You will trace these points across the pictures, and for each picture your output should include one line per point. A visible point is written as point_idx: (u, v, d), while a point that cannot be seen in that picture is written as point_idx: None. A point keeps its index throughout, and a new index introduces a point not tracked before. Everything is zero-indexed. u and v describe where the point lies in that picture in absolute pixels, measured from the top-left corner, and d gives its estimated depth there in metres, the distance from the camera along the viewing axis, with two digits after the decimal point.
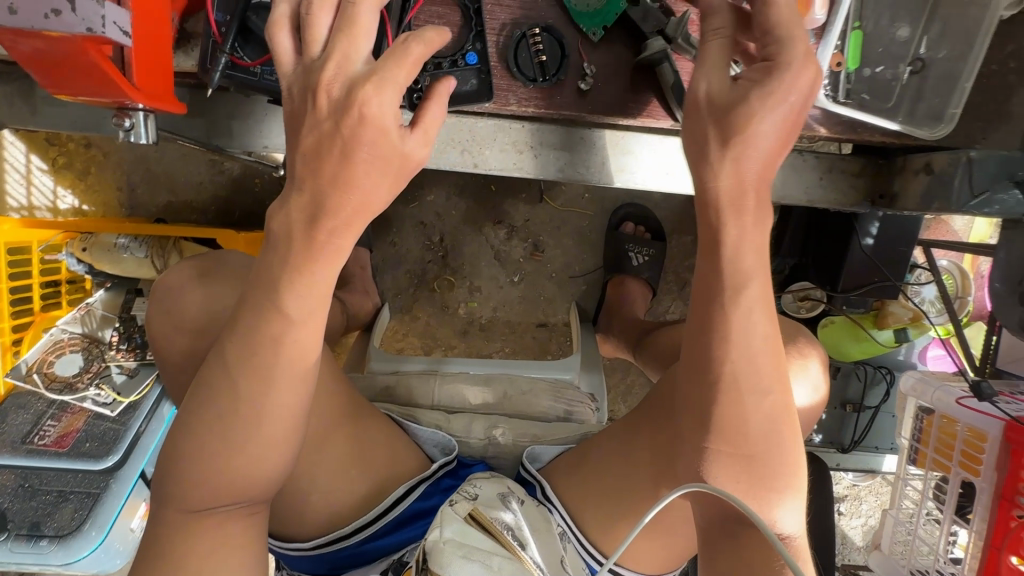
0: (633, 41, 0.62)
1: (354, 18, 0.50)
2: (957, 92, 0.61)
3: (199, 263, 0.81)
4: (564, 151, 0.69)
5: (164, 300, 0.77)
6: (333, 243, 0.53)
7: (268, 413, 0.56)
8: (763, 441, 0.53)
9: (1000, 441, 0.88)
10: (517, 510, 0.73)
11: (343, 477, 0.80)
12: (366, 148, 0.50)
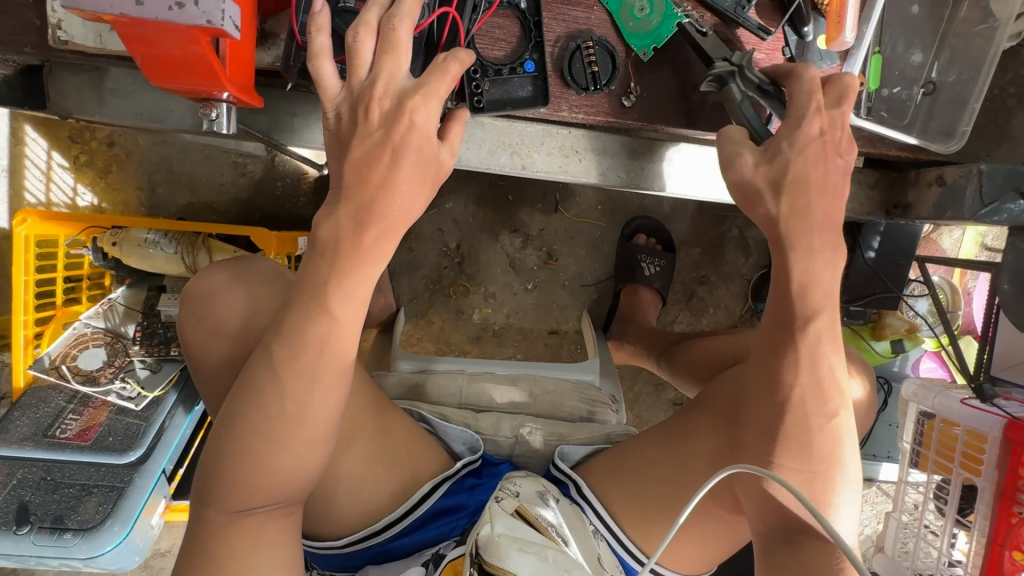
0: (677, 57, 0.67)
1: (394, 38, 0.56)
2: (966, 112, 0.68)
3: (227, 270, 0.75)
4: (606, 156, 0.74)
5: (194, 309, 0.72)
6: (379, 246, 0.56)
7: (317, 400, 0.56)
8: (793, 424, 0.58)
9: (999, 440, 0.93)
10: (556, 508, 0.78)
11: (376, 472, 0.81)
12: (411, 157, 0.56)
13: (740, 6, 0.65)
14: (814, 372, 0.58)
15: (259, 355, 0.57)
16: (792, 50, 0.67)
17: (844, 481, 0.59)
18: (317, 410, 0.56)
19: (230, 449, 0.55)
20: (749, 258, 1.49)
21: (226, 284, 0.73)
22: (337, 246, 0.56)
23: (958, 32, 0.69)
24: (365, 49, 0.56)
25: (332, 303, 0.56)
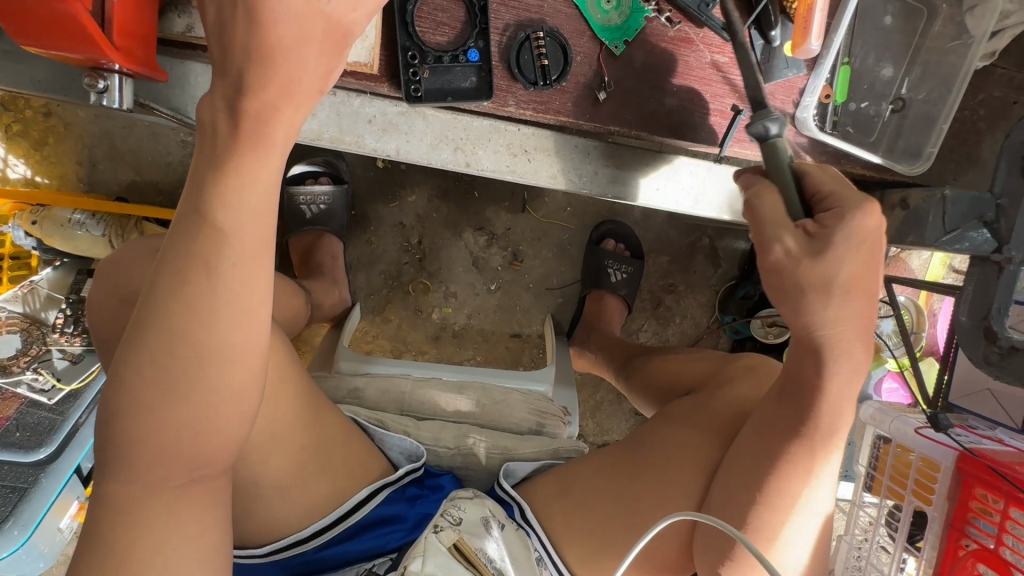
0: (634, 58, 0.63)
1: None
2: (933, 133, 0.65)
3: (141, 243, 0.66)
4: (558, 157, 0.69)
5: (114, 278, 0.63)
6: (259, 135, 0.44)
7: (224, 366, 0.44)
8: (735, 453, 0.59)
9: (952, 470, 0.91)
10: (498, 538, 0.75)
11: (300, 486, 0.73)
12: (282, 13, 0.43)
13: (704, 3, 0.61)
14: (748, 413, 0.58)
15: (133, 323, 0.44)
16: (757, 55, 0.63)
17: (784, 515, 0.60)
18: (222, 379, 0.44)
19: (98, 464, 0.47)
20: (718, 269, 1.46)
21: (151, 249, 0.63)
22: (207, 146, 0.44)
23: (931, 47, 0.66)
24: None
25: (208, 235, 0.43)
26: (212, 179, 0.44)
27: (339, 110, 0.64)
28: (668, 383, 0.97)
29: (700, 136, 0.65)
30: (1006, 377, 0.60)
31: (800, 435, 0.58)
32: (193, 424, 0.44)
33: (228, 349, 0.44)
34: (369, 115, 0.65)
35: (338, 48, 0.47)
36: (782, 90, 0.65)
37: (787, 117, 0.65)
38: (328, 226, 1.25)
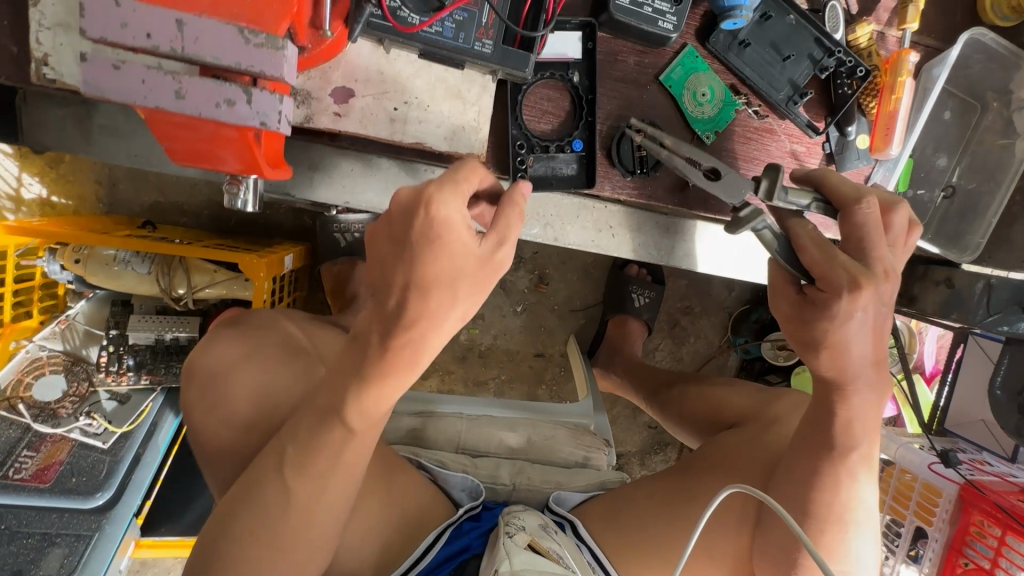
0: (724, 147, 0.66)
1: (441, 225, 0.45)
2: (981, 225, 0.70)
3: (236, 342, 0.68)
4: (641, 234, 0.72)
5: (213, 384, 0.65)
6: (403, 360, 0.49)
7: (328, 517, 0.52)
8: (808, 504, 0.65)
9: (954, 498, 1.01)
10: (559, 542, 0.79)
11: (386, 538, 0.76)
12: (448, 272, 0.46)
13: (792, 101, 0.65)
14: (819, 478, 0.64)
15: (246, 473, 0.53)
16: (832, 146, 0.67)
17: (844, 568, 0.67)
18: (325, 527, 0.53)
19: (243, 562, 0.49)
20: (732, 292, 1.54)
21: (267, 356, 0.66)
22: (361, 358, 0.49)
23: (982, 141, 0.72)
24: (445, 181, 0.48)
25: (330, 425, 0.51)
26: (349, 387, 0.50)
27: None
28: (714, 410, 1.01)
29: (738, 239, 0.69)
30: None
31: (849, 462, 0.65)
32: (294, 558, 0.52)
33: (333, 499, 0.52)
34: None
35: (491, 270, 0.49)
36: (850, 178, 0.69)
37: None
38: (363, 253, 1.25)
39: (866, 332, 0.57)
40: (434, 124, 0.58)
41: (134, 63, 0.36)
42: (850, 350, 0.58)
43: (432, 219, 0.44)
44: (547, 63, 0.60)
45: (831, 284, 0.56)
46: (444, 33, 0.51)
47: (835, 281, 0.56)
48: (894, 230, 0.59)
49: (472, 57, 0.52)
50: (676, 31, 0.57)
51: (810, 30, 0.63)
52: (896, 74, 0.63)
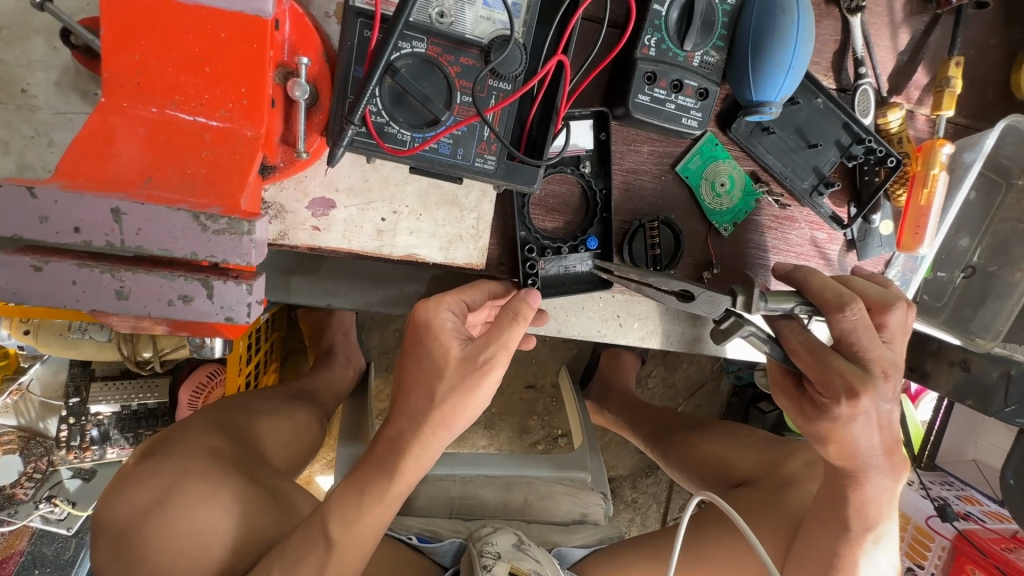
0: (744, 238, 0.61)
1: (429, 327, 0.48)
2: (1002, 313, 0.66)
3: (161, 476, 0.53)
4: (651, 321, 0.67)
5: (125, 542, 0.50)
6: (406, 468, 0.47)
7: None
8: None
9: (947, 545, 1.01)
10: (535, 556, 0.78)
11: None
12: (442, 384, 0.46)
13: (816, 191, 0.60)
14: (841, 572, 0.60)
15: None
16: (853, 233, 0.63)
17: None
18: None
19: None
20: None
21: (203, 498, 0.52)
22: (362, 474, 0.48)
23: (1006, 219, 0.68)
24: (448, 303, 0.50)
25: (309, 552, 0.46)
26: (333, 501, 0.48)
27: (431, 287, 0.59)
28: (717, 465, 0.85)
29: None
30: None
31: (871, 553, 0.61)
32: None
33: None
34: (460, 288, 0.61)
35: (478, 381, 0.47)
36: (871, 264, 0.65)
37: None
38: None
39: (880, 443, 0.50)
40: (427, 234, 0.51)
41: (60, 262, 0.29)
42: (872, 468, 0.55)
43: (417, 327, 0.48)
44: (559, 159, 0.54)
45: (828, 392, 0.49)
46: (439, 147, 0.44)
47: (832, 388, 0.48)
48: (892, 330, 0.52)
49: (472, 174, 0.45)
50: (701, 127, 0.52)
51: (839, 115, 0.57)
52: (928, 165, 0.58)
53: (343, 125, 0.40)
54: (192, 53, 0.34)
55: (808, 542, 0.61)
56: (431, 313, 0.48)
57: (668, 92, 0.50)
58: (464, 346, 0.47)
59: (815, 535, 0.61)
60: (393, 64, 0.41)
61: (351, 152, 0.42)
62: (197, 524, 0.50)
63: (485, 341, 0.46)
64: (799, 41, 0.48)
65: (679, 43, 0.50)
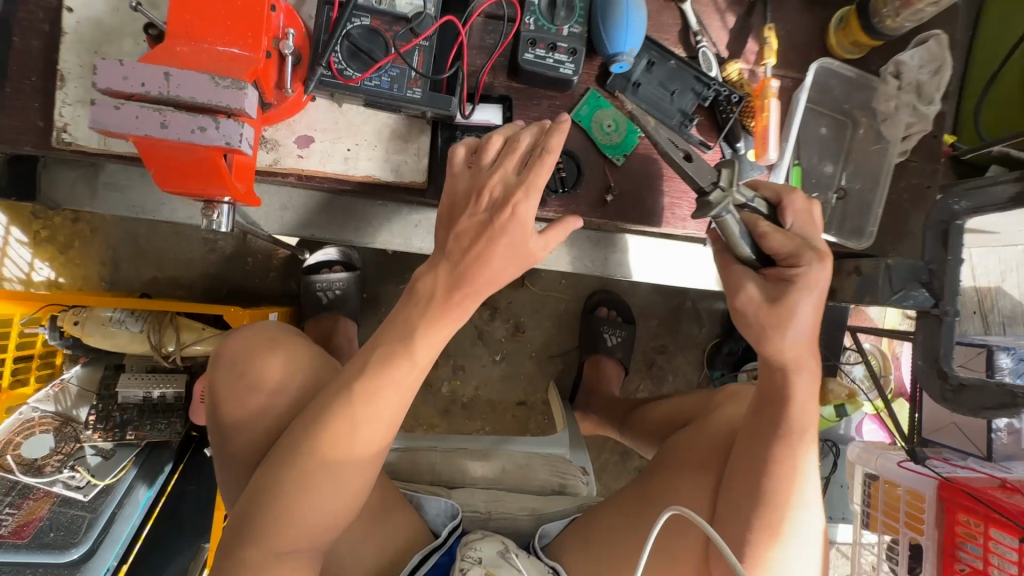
0: (636, 165, 0.78)
1: (519, 209, 0.58)
2: (873, 215, 0.81)
3: (268, 330, 0.77)
4: (573, 248, 0.87)
5: (234, 367, 0.73)
6: (460, 307, 0.61)
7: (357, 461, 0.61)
8: (774, 476, 0.76)
9: (935, 499, 1.01)
10: (518, 564, 0.84)
11: (384, 546, 0.84)
12: (503, 246, 0.59)
13: (683, 125, 0.77)
14: (782, 459, 0.76)
15: (275, 449, 0.62)
16: (728, 160, 0.79)
17: (799, 512, 0.77)
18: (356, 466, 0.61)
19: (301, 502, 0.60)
20: (703, 328, 1.59)
21: (294, 343, 0.76)
22: (415, 308, 0.61)
23: (859, 149, 0.84)
24: (536, 182, 0.58)
25: (329, 410, 0.60)
26: (407, 335, 0.61)
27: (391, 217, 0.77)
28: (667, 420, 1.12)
29: (654, 219, 0.79)
30: (958, 410, 0.71)
31: (796, 433, 0.77)
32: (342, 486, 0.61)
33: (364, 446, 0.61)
34: (415, 221, 0.80)
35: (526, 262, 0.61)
36: None
37: None
38: (342, 310, 1.30)
39: (813, 309, 0.72)
40: (381, 160, 0.70)
41: (134, 105, 0.48)
42: (773, 324, 0.72)
43: (508, 213, 0.57)
44: (474, 126, 0.72)
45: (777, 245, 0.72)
46: (383, 84, 0.64)
47: (786, 241, 0.71)
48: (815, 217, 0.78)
49: (406, 101, 0.65)
50: (575, 74, 0.71)
51: (690, 71, 0.77)
52: (763, 97, 0.75)
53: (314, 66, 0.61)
54: (217, 13, 0.56)
55: (753, 446, 0.78)
56: (527, 202, 0.58)
57: (546, 51, 0.71)
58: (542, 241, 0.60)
59: (758, 431, 0.78)
60: (348, 30, 0.63)
61: (321, 87, 0.63)
62: (288, 355, 0.73)
63: (556, 234, 0.60)
64: (630, 11, 0.69)
65: (551, 19, 0.71)
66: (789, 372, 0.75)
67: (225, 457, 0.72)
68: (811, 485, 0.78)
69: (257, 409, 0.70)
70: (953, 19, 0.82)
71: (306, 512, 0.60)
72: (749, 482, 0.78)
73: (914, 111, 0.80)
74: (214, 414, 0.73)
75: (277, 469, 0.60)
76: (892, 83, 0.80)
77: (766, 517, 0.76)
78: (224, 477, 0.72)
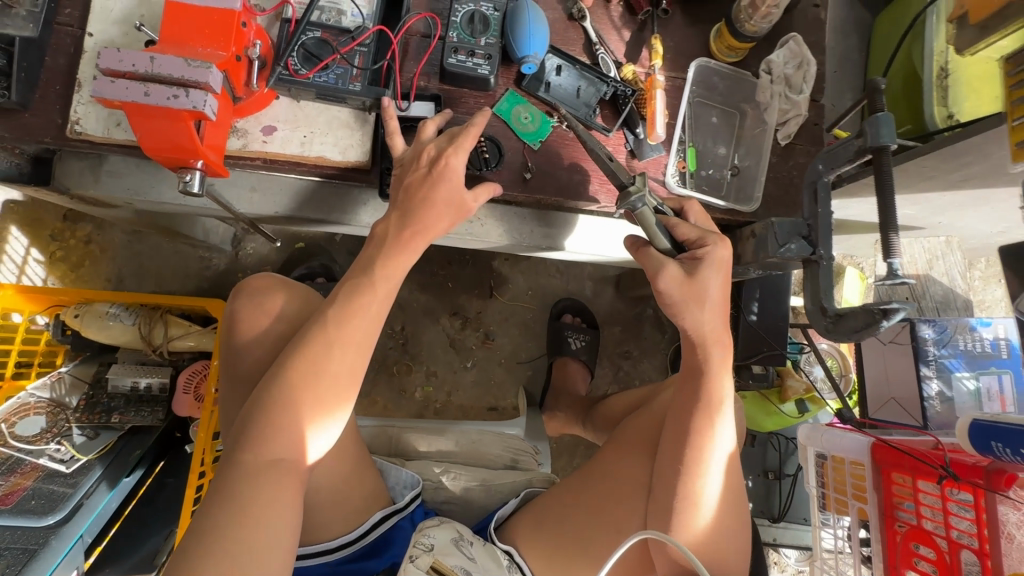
0: (551, 148, 0.93)
1: (450, 166, 0.78)
2: (757, 178, 0.95)
3: (272, 277, 0.96)
4: (505, 223, 1.02)
5: (250, 298, 0.91)
6: (411, 247, 0.79)
7: (327, 372, 0.73)
8: (699, 420, 0.82)
9: (870, 463, 1.03)
10: (470, 551, 0.89)
11: (351, 499, 0.90)
12: (443, 191, 0.78)
13: (589, 115, 0.92)
14: (704, 406, 0.82)
15: (268, 371, 0.74)
16: (630, 144, 0.94)
17: (723, 452, 0.83)
18: (327, 376, 0.73)
19: (273, 415, 0.71)
20: (664, 334, 1.68)
21: (293, 288, 0.94)
22: (379, 244, 0.79)
23: (747, 134, 0.98)
24: (465, 146, 0.78)
25: (312, 330, 0.74)
26: (372, 271, 0.78)
27: (346, 198, 0.94)
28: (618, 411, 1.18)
29: (569, 193, 0.93)
30: (838, 340, 0.79)
31: (713, 383, 0.83)
32: (310, 392, 0.72)
33: (335, 360, 0.74)
34: (366, 201, 0.95)
35: (463, 212, 0.81)
36: (652, 164, 0.94)
37: (659, 183, 0.94)
38: None
39: (716, 277, 0.81)
40: (332, 144, 0.85)
41: (124, 80, 0.64)
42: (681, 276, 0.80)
43: (444, 164, 0.77)
44: (411, 118, 0.88)
45: (685, 234, 0.83)
46: (330, 80, 0.80)
47: (691, 227, 0.83)
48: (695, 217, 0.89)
49: (348, 93, 0.80)
50: (490, 74, 0.87)
51: (592, 73, 0.93)
52: (652, 90, 0.91)
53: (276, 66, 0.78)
54: (198, 24, 0.73)
55: (681, 400, 0.84)
56: (456, 159, 0.78)
57: (467, 57, 0.87)
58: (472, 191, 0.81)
59: (685, 385, 0.85)
60: (304, 40, 0.80)
61: (280, 82, 0.79)
62: (287, 297, 0.92)
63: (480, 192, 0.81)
64: (533, 23, 0.87)
65: (472, 33, 0.88)
66: (704, 343, 0.83)
67: (233, 373, 0.88)
68: (728, 430, 0.83)
69: (264, 330, 0.88)
70: (814, 28, 0.98)
71: (265, 430, 0.70)
72: (678, 431, 0.83)
73: (787, 99, 0.95)
74: (228, 337, 0.91)
75: (272, 383, 0.72)
76: (766, 78, 0.95)
77: (693, 459, 0.81)
78: (227, 389, 0.89)
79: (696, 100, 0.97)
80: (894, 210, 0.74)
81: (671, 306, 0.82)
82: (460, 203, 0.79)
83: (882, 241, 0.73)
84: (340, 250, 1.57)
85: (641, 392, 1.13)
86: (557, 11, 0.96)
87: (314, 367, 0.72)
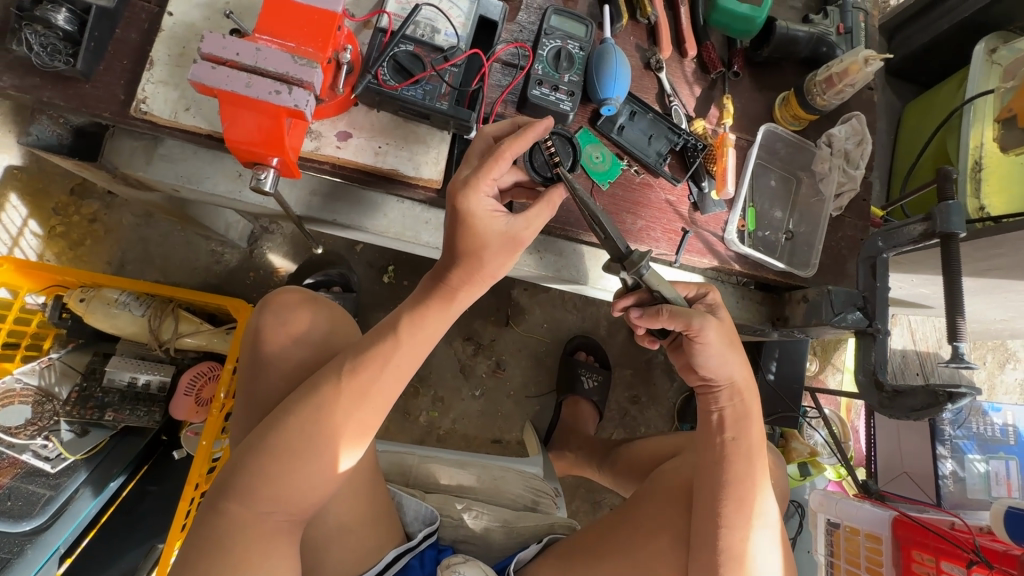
0: (619, 190, 0.93)
1: (467, 206, 0.70)
2: (813, 249, 0.98)
3: (299, 292, 0.89)
4: (561, 258, 1.03)
5: (275, 315, 0.84)
6: (456, 283, 0.73)
7: (350, 413, 0.68)
8: (734, 472, 0.77)
9: (891, 538, 1.05)
10: None
11: (372, 536, 0.84)
12: (479, 234, 0.71)
13: (659, 162, 0.93)
14: (731, 455, 0.78)
15: (264, 418, 0.68)
16: (694, 197, 0.95)
17: (762, 511, 0.78)
18: (351, 417, 0.68)
19: (293, 447, 0.65)
20: (673, 382, 1.67)
21: (321, 307, 0.87)
22: (430, 279, 0.75)
23: (802, 201, 1.01)
24: (486, 178, 0.70)
25: (324, 384, 0.68)
26: (409, 306, 0.73)
27: (406, 214, 0.93)
28: (643, 462, 1.15)
29: (633, 237, 0.92)
30: (894, 415, 0.80)
31: (749, 433, 0.79)
32: (324, 435, 0.66)
33: (362, 399, 0.68)
34: (426, 219, 0.93)
35: (514, 246, 0.73)
36: (713, 219, 0.95)
37: (719, 239, 0.95)
38: None
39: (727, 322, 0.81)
40: (407, 158, 0.82)
41: (225, 68, 0.62)
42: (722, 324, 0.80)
43: (462, 210, 0.70)
44: None
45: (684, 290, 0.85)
46: (418, 96, 0.78)
47: (688, 283, 0.86)
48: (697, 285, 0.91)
49: (434, 110, 0.79)
50: (571, 110, 0.87)
51: (665, 123, 0.94)
52: (724, 149, 0.93)
53: (366, 75, 0.76)
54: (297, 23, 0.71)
55: (705, 446, 0.81)
56: (471, 194, 0.69)
57: (550, 91, 0.87)
58: (507, 221, 0.72)
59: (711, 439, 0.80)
60: (396, 53, 0.78)
61: (368, 90, 0.77)
62: (312, 319, 0.85)
63: (528, 223, 0.73)
64: (619, 65, 0.87)
65: (556, 69, 0.89)
66: (739, 388, 0.80)
67: (252, 388, 0.82)
68: (767, 486, 0.79)
69: (285, 351, 0.82)
70: (871, 109, 1.02)
71: (296, 460, 0.65)
72: (712, 487, 0.78)
73: (845, 173, 0.97)
74: (250, 354, 0.84)
75: (265, 433, 0.66)
76: (826, 149, 0.98)
77: (740, 516, 0.77)
78: (242, 405, 0.83)
79: (758, 162, 1.00)
80: (961, 295, 0.76)
81: (697, 356, 0.78)
82: (503, 240, 0.72)
83: (948, 324, 0.74)
84: (358, 260, 1.52)
85: (673, 442, 1.10)
86: (635, 58, 0.97)
87: (333, 406, 0.67)
